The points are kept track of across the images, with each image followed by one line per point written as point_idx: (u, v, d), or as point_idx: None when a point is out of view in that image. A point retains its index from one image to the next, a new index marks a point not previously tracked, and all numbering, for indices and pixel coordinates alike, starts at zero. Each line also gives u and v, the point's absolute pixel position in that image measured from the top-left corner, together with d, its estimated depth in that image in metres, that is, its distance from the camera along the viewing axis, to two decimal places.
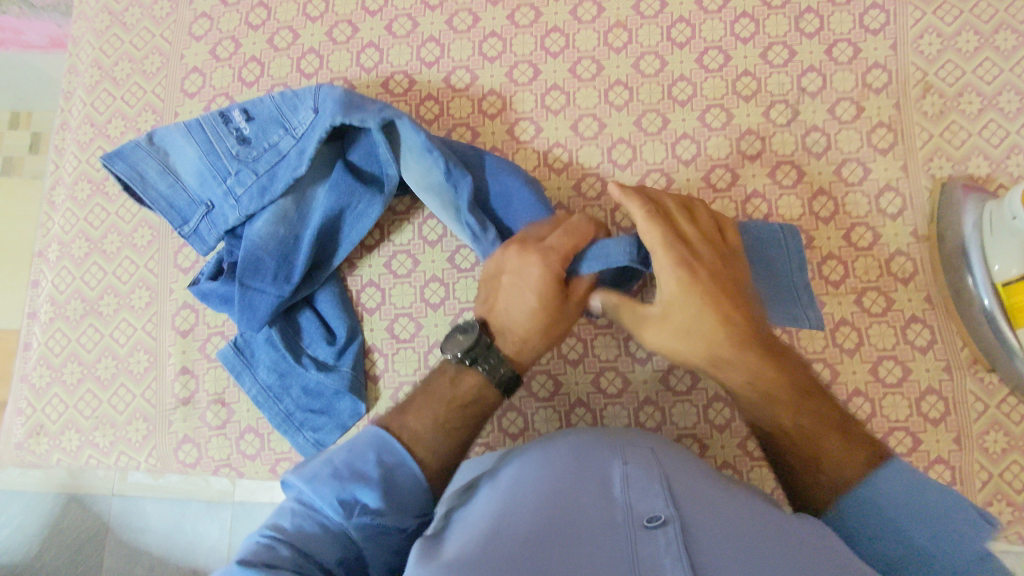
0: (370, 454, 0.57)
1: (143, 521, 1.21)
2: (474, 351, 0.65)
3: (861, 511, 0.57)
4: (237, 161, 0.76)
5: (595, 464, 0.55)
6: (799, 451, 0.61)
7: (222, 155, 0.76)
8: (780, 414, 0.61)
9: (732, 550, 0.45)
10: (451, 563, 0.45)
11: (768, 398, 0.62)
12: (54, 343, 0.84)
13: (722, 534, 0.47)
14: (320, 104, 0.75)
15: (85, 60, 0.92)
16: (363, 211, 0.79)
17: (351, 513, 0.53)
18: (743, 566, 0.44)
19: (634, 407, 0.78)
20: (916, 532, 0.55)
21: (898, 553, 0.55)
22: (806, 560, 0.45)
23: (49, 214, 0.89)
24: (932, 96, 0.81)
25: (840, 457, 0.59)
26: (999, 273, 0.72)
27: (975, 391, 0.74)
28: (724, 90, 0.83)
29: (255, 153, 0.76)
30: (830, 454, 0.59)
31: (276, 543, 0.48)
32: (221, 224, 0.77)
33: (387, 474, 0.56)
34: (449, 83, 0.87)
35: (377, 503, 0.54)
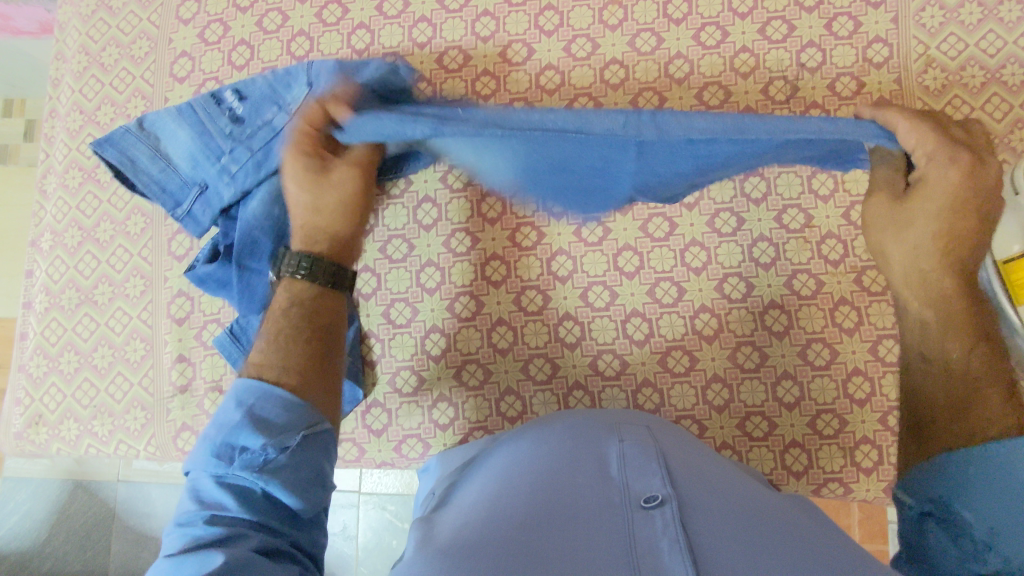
0: (231, 404, 0.56)
1: (147, 506, 1.22)
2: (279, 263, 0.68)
3: (983, 475, 0.52)
4: (231, 140, 0.75)
5: (592, 445, 0.55)
6: (942, 373, 0.59)
7: (215, 135, 0.75)
8: (952, 345, 0.59)
9: (730, 530, 0.45)
10: (447, 547, 0.45)
11: (948, 319, 0.60)
12: (50, 332, 0.84)
13: (720, 514, 0.46)
14: (313, 79, 0.73)
15: (72, 46, 0.90)
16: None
17: (233, 457, 0.53)
18: (743, 547, 0.43)
19: (632, 390, 0.78)
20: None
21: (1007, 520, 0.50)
22: (805, 540, 0.45)
23: (42, 203, 0.89)
24: (933, 70, 0.79)
25: (995, 412, 0.55)
26: (1000, 249, 0.71)
27: None
28: (722, 67, 0.82)
29: (249, 131, 0.75)
30: (986, 397, 0.56)
31: (186, 524, 0.51)
32: (215, 203, 0.76)
33: (267, 411, 0.56)
34: (442, 64, 0.85)
35: (257, 441, 0.53)
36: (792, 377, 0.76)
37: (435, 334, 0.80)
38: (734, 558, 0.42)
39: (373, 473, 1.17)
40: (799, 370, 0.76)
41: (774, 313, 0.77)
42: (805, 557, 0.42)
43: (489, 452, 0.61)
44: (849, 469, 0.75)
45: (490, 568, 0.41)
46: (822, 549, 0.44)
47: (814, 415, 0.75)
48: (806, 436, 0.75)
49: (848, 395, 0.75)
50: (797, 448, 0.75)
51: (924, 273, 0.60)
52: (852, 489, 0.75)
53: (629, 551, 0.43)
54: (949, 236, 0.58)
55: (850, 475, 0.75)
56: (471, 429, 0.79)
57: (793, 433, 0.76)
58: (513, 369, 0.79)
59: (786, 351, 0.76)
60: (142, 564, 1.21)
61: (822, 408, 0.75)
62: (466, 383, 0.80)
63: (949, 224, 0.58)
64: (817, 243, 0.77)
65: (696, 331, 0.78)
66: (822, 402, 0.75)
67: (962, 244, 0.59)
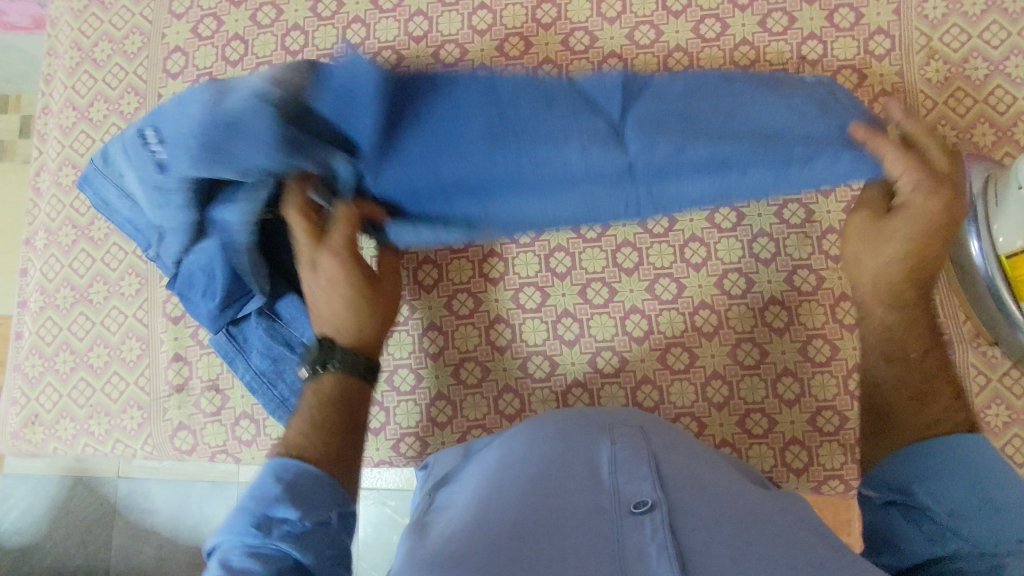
0: (268, 477, 0.56)
1: (148, 502, 1.22)
2: (320, 355, 0.66)
3: (947, 463, 0.55)
4: (164, 192, 0.64)
5: (583, 445, 0.54)
6: (899, 370, 0.61)
7: (146, 183, 0.64)
8: (907, 342, 0.62)
9: (721, 536, 0.44)
10: (436, 553, 0.44)
11: (903, 332, 0.62)
12: (45, 332, 0.83)
13: (711, 518, 0.46)
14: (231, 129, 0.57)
15: (65, 41, 0.89)
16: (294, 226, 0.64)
17: (269, 529, 0.52)
18: (732, 554, 0.43)
19: (631, 387, 0.77)
20: (1000, 493, 0.52)
21: (974, 503, 0.52)
22: (795, 545, 0.44)
23: (35, 201, 0.88)
24: (936, 62, 0.78)
25: (941, 412, 0.58)
26: (1003, 245, 0.70)
27: (977, 365, 0.74)
28: (722, 60, 0.81)
29: (173, 184, 0.62)
30: (932, 403, 0.59)
31: None
32: (174, 254, 0.72)
33: (295, 483, 0.55)
34: (438, 59, 0.84)
35: (288, 514, 0.53)
36: (792, 373, 0.75)
37: (433, 332, 0.80)
38: (723, 567, 0.42)
39: (373, 469, 1.15)
40: (799, 366, 0.75)
41: (775, 309, 0.76)
42: (793, 564, 0.42)
43: (482, 451, 0.61)
44: (850, 466, 0.74)
45: None
46: (812, 555, 0.43)
47: (814, 411, 0.75)
48: (806, 433, 0.75)
49: (850, 392, 0.74)
50: (797, 445, 0.75)
51: (887, 280, 0.63)
52: (852, 486, 0.74)
53: (616, 558, 0.42)
54: (916, 253, 0.61)
55: (851, 472, 0.74)
56: (470, 427, 0.79)
57: (793, 430, 0.75)
58: (511, 367, 0.79)
59: (786, 348, 0.76)
60: (145, 559, 1.21)
61: (822, 405, 0.75)
62: (464, 381, 0.79)
63: (919, 245, 0.61)
64: (817, 238, 0.76)
65: (696, 327, 0.77)
66: (822, 399, 0.75)
67: (927, 253, 0.61)
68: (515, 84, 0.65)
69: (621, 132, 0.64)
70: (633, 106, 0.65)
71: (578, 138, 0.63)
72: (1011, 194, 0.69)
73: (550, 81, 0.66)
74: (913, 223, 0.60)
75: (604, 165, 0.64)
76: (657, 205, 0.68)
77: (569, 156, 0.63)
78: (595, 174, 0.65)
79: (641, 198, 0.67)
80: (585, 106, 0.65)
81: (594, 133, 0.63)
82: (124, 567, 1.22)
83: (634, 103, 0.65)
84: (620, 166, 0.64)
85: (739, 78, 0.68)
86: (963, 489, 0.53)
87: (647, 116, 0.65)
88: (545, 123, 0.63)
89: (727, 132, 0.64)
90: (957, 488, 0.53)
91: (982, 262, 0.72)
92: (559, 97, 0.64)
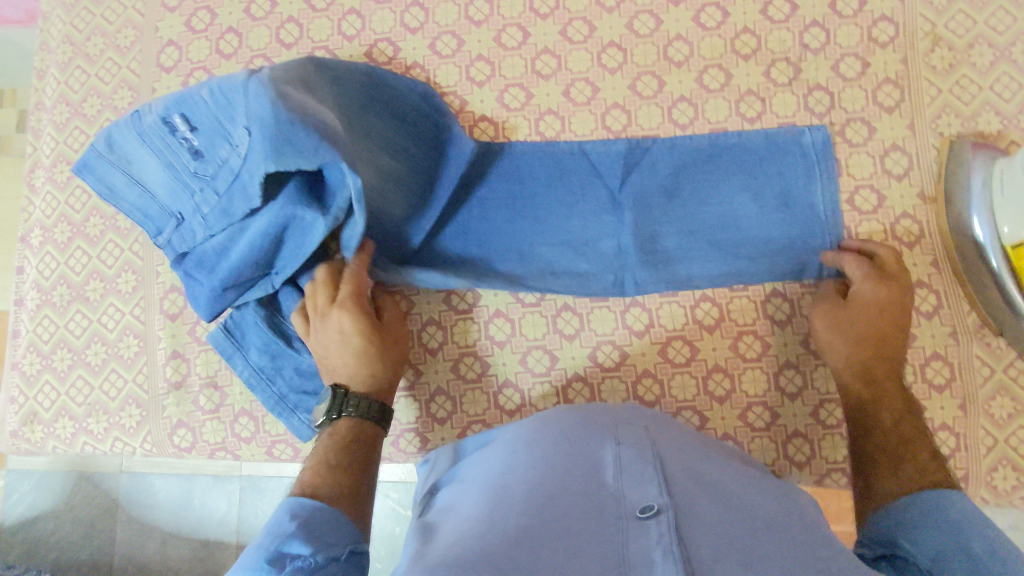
0: (283, 516, 0.53)
1: (150, 497, 1.20)
2: (336, 403, 0.68)
3: (921, 512, 0.56)
4: (198, 179, 0.71)
5: (588, 449, 0.53)
6: (886, 437, 0.65)
7: (182, 172, 0.71)
8: (880, 411, 0.66)
9: (728, 542, 0.43)
10: (439, 557, 0.44)
11: (879, 395, 0.67)
12: (42, 330, 0.83)
13: (718, 525, 0.45)
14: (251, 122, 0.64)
15: (57, 36, 0.88)
16: (310, 225, 0.69)
17: (283, 564, 0.48)
18: (740, 560, 0.42)
19: (632, 381, 0.77)
20: (974, 542, 0.51)
21: (947, 548, 0.52)
22: (804, 554, 0.43)
23: (30, 198, 0.87)
24: (941, 49, 0.77)
25: (924, 461, 0.62)
26: (1007, 234, 0.69)
27: (982, 356, 0.73)
28: (723, 49, 0.80)
29: (212, 169, 0.70)
30: (913, 456, 0.62)
31: None
32: (190, 237, 0.74)
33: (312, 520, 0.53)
34: (435, 50, 0.83)
35: (306, 549, 0.49)
36: (794, 366, 0.75)
37: (432, 327, 0.79)
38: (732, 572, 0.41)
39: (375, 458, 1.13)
40: (802, 359, 0.75)
41: (777, 302, 0.76)
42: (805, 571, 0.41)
43: (485, 453, 0.61)
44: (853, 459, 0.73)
45: None
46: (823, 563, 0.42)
47: (817, 404, 0.74)
48: (809, 426, 0.74)
49: None
50: (799, 438, 0.74)
51: (859, 353, 0.68)
52: None
53: (621, 563, 0.41)
54: (867, 336, 0.69)
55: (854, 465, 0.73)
56: (469, 422, 0.78)
57: (796, 423, 0.74)
58: (511, 362, 0.78)
59: (788, 340, 0.75)
60: (147, 554, 1.20)
61: (825, 397, 0.74)
62: (463, 376, 0.79)
63: (877, 325, 0.69)
64: (815, 236, 0.75)
65: (697, 320, 0.77)
66: (825, 391, 0.74)
67: (871, 345, 0.69)
68: (534, 161, 0.80)
69: (619, 205, 0.78)
70: (632, 176, 0.78)
71: (584, 210, 0.79)
72: (1017, 182, 0.68)
73: (562, 145, 0.80)
74: (863, 314, 0.69)
75: (597, 228, 0.78)
76: (641, 291, 0.77)
77: (567, 223, 0.79)
78: (594, 243, 0.78)
79: (625, 262, 0.77)
80: (592, 174, 0.79)
81: (595, 206, 0.78)
82: (127, 561, 1.21)
83: (634, 177, 0.78)
84: (611, 248, 0.78)
85: (725, 151, 0.78)
86: (941, 533, 0.53)
87: (639, 191, 0.78)
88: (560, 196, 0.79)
89: (700, 226, 0.77)
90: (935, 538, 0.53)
91: (988, 252, 0.71)
92: (568, 168, 0.79)
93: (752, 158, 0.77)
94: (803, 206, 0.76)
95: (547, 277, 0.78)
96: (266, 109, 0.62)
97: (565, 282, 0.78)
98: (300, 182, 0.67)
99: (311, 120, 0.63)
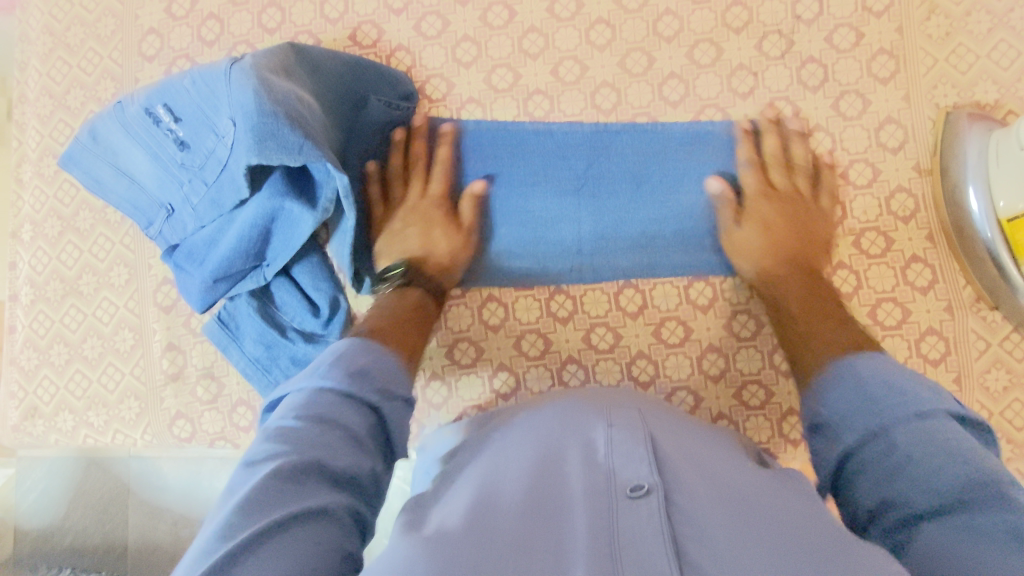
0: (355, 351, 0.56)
1: (160, 479, 1.17)
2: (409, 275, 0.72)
3: (840, 384, 0.56)
4: (185, 170, 0.70)
5: (579, 430, 0.53)
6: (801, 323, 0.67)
7: (168, 164, 0.70)
8: (788, 305, 0.69)
9: (720, 525, 0.43)
10: (429, 539, 0.43)
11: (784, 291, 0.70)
12: (38, 325, 0.83)
13: (710, 507, 0.44)
14: (235, 113, 0.64)
15: (36, 27, 0.87)
16: (297, 218, 0.69)
17: (360, 386, 0.52)
18: (731, 543, 0.41)
19: (627, 362, 0.77)
20: (884, 391, 0.52)
21: (857, 409, 0.53)
22: (797, 535, 0.43)
23: (19, 192, 0.87)
24: (937, 17, 0.75)
25: (829, 333, 0.63)
26: (1003, 205, 0.68)
27: (977, 330, 0.73)
28: (714, 22, 0.78)
29: (199, 160, 0.69)
30: (820, 331, 0.64)
31: (297, 423, 0.48)
32: (180, 229, 0.73)
33: (362, 365, 0.54)
34: (419, 31, 0.81)
35: (375, 382, 0.54)
36: None
37: None
38: (723, 559, 0.40)
39: None
40: None
41: None
42: (794, 552, 0.41)
43: (478, 438, 0.61)
44: None
45: (469, 561, 0.40)
46: (812, 542, 0.42)
47: None
48: None
49: None
50: (795, 416, 0.75)
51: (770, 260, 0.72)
52: None
53: (612, 544, 0.41)
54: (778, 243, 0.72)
55: None
56: (465, 407, 0.79)
57: (791, 401, 0.75)
58: (506, 346, 0.78)
59: None
60: (161, 535, 1.18)
61: None
62: (459, 361, 0.79)
63: (773, 236, 0.72)
64: None
65: (690, 301, 0.77)
66: None
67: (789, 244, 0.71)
68: (496, 137, 0.80)
69: (580, 188, 0.78)
70: (597, 159, 0.78)
71: (542, 190, 0.79)
72: (1013, 152, 0.67)
73: (526, 125, 0.80)
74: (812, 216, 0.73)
75: (558, 212, 0.78)
76: (599, 277, 0.78)
77: (528, 201, 0.79)
78: (555, 222, 0.78)
79: (582, 248, 0.78)
80: (554, 154, 0.79)
81: (557, 186, 0.78)
82: (142, 543, 1.19)
83: (601, 159, 0.78)
84: (571, 233, 0.78)
85: (702, 138, 0.77)
86: (855, 395, 0.54)
87: (602, 174, 0.78)
88: (519, 176, 0.79)
89: (664, 214, 0.77)
90: (856, 412, 0.52)
91: (982, 225, 0.70)
92: (530, 148, 0.79)
93: (724, 147, 0.77)
94: None
95: (505, 262, 0.79)
96: (251, 99, 0.63)
97: (522, 265, 0.79)
98: (284, 173, 0.67)
99: (294, 112, 0.63)
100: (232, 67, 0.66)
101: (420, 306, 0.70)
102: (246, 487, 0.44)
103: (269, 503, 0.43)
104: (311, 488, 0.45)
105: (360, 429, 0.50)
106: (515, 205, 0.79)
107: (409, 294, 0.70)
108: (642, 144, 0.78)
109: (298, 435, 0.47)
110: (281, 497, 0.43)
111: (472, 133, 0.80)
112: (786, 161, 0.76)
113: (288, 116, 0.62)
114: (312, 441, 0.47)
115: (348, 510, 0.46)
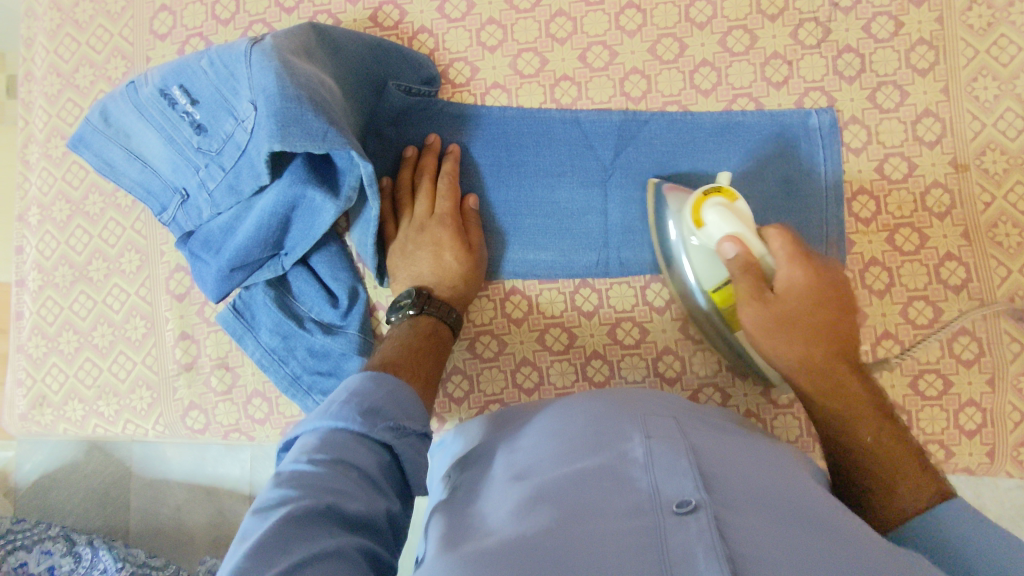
0: (367, 383, 0.54)
1: (163, 464, 1.15)
2: (420, 300, 0.70)
3: None
4: (201, 154, 0.68)
5: (615, 441, 0.51)
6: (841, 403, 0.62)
7: (184, 147, 0.68)
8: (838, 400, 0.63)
9: (774, 541, 0.41)
10: (466, 558, 0.41)
11: (855, 411, 0.62)
12: (46, 312, 0.81)
13: (761, 523, 0.43)
14: (256, 95, 0.62)
15: (43, 2, 0.83)
16: (318, 206, 0.67)
17: (373, 423, 0.51)
18: (787, 557, 0.39)
19: (653, 358, 0.75)
20: None
21: None
22: (853, 551, 0.41)
23: (25, 174, 0.84)
24: (979, 7, 0.73)
25: (919, 482, 0.57)
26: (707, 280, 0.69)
27: (1011, 332, 0.71)
28: (748, 8, 0.75)
29: (215, 144, 0.67)
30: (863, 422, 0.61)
31: (311, 464, 0.47)
32: (196, 214, 0.71)
33: (375, 403, 0.53)
34: (443, 13, 0.79)
35: (391, 416, 0.53)
36: None
37: None
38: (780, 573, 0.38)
39: None
40: None
41: None
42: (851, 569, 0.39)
43: (505, 441, 0.59)
44: None
45: None
46: (867, 559, 0.41)
47: None
48: None
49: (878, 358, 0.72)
50: None
51: (785, 363, 0.64)
52: None
53: (664, 564, 0.39)
54: (812, 359, 0.63)
55: None
56: (486, 402, 0.77)
57: None
58: (529, 339, 0.77)
59: None
60: (162, 521, 1.15)
61: None
62: (480, 355, 0.77)
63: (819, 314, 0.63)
64: (818, 217, 0.74)
65: None
66: None
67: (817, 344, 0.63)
68: (522, 124, 0.77)
69: (608, 179, 0.76)
70: (626, 149, 0.76)
71: (570, 181, 0.76)
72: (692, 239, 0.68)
73: (553, 112, 0.77)
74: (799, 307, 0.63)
75: (586, 203, 0.76)
76: (626, 270, 0.76)
77: (554, 192, 0.76)
78: (583, 213, 0.76)
79: (609, 241, 0.76)
80: (581, 142, 0.76)
81: (584, 177, 0.76)
82: (143, 528, 1.16)
83: (630, 149, 0.76)
84: (597, 226, 0.76)
85: (734, 127, 0.75)
86: None
87: (631, 165, 0.76)
88: (547, 165, 0.77)
89: None
90: None
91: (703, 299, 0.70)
92: (557, 136, 0.77)
93: (756, 136, 0.75)
94: (808, 190, 0.74)
95: (530, 255, 0.77)
96: (273, 81, 0.60)
97: (549, 259, 0.76)
98: (305, 161, 0.65)
99: (317, 96, 0.61)
100: (251, 47, 0.63)
101: (434, 332, 0.68)
102: (258, 531, 0.43)
103: (287, 547, 0.42)
104: (323, 532, 0.44)
105: (376, 470, 0.50)
106: (544, 195, 0.77)
107: (421, 323, 0.68)
108: (672, 132, 0.76)
109: (312, 477, 0.46)
110: (293, 541, 0.42)
111: (501, 119, 0.77)
112: (819, 154, 0.74)
113: (312, 101, 0.60)
114: (326, 484, 0.46)
115: (359, 550, 0.44)
